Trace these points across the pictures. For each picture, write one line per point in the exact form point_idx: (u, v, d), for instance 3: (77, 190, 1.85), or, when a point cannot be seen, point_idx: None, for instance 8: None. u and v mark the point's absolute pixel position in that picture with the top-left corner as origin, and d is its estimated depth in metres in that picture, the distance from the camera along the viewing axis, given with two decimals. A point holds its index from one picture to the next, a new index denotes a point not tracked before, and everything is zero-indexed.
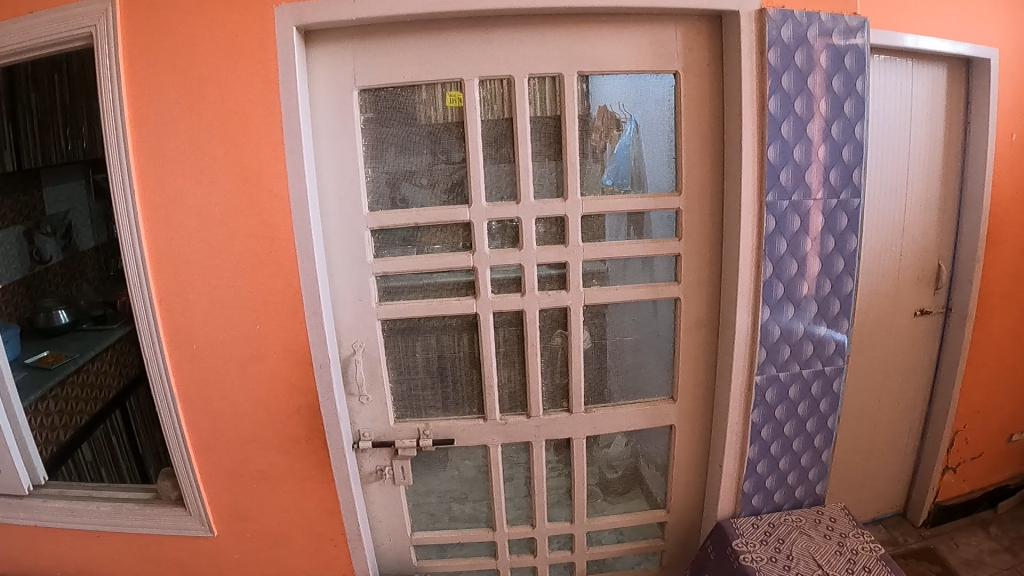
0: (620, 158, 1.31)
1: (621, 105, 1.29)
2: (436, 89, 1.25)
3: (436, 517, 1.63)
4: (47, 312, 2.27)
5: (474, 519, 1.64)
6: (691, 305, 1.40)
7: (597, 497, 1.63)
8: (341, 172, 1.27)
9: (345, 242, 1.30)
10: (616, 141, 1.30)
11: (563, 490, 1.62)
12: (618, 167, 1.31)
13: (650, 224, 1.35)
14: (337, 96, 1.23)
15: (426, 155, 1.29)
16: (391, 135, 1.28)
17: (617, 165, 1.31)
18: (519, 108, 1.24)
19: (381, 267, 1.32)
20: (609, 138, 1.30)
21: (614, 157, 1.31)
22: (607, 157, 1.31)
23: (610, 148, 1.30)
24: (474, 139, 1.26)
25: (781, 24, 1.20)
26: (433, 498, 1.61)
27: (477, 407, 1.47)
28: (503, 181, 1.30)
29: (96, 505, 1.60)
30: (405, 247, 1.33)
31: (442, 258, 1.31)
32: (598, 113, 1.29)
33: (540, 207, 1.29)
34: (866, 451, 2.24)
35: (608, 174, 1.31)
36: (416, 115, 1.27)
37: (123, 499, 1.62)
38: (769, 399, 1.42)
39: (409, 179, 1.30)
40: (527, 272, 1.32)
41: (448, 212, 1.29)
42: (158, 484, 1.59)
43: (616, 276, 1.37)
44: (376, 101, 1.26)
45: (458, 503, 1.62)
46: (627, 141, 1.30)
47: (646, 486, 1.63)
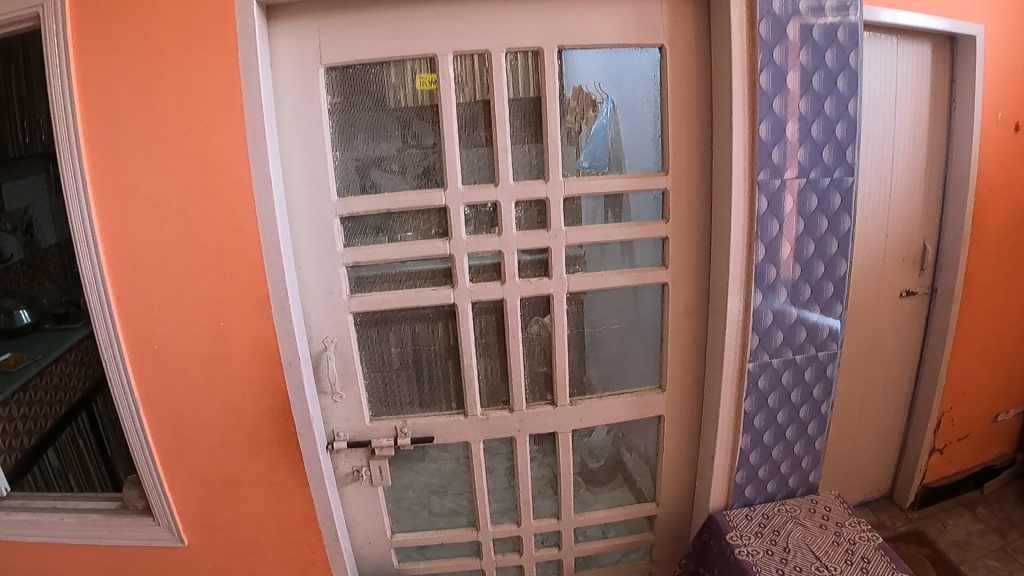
0: (597, 139, 1.23)
1: (597, 85, 1.21)
2: (409, 66, 1.17)
3: (415, 513, 1.56)
4: (8, 312, 2.17)
5: (455, 514, 1.56)
6: (680, 293, 1.33)
7: (580, 488, 1.57)
8: (306, 157, 1.18)
9: (313, 231, 1.21)
10: (592, 122, 1.22)
11: (547, 480, 1.55)
12: (593, 149, 1.24)
13: (632, 207, 1.27)
14: (301, 75, 1.14)
15: (398, 138, 1.20)
16: (360, 116, 1.19)
17: (593, 147, 1.23)
18: (495, 86, 1.17)
19: (352, 257, 1.22)
20: (584, 119, 1.22)
21: (590, 138, 1.23)
22: (584, 137, 1.23)
23: (586, 129, 1.23)
24: (451, 120, 1.18)
25: None
26: (411, 492, 1.53)
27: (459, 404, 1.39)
28: (481, 163, 1.22)
29: (60, 517, 1.52)
30: (376, 235, 1.24)
31: (417, 247, 1.22)
32: (573, 93, 1.21)
33: (519, 190, 1.21)
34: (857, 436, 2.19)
35: (585, 156, 1.24)
36: (387, 94, 1.18)
37: (88, 510, 1.54)
38: (761, 387, 1.37)
39: (380, 164, 1.21)
40: (506, 259, 1.23)
41: (424, 197, 1.20)
42: (124, 492, 1.51)
43: (600, 262, 1.29)
44: (344, 80, 1.17)
45: (437, 497, 1.54)
46: (603, 122, 1.23)
47: (634, 475, 1.57)
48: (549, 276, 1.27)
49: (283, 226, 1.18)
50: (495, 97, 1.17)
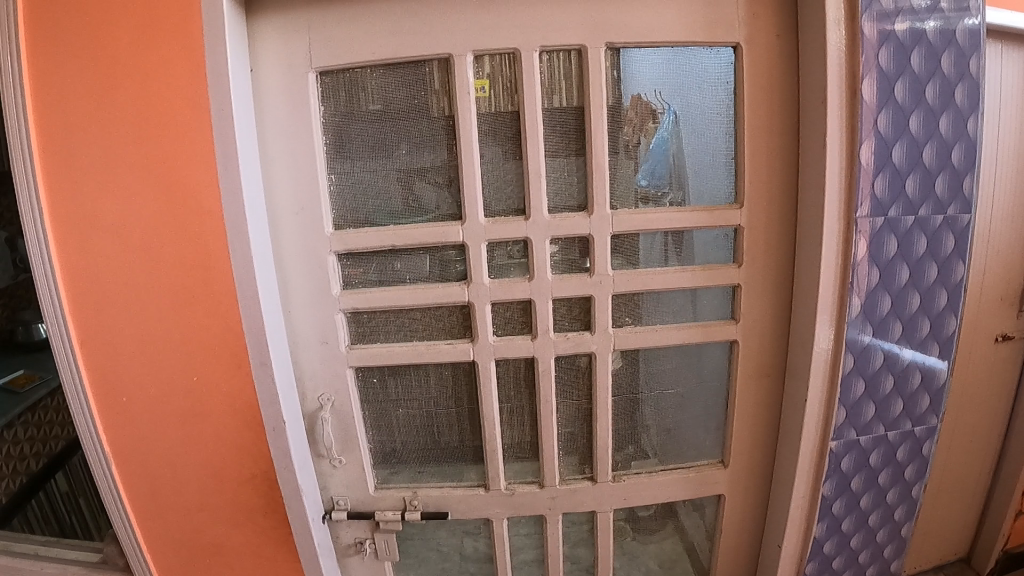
0: (656, 155, 1.00)
1: (658, 93, 0.98)
2: (419, 71, 0.95)
3: (445, 556, 1.28)
4: (27, 325, 2.02)
5: (486, 561, 1.28)
6: (751, 352, 1.09)
7: (627, 535, 1.28)
8: (296, 180, 0.96)
9: (304, 271, 0.99)
10: (652, 135, 0.99)
11: (585, 527, 1.25)
12: (653, 166, 1.00)
13: (696, 246, 1.03)
14: (289, 81, 0.94)
15: (407, 157, 0.98)
16: (362, 130, 0.97)
17: (652, 164, 1.00)
18: (526, 95, 0.93)
19: (350, 302, 1.00)
20: (643, 132, 0.99)
21: (649, 154, 1.00)
22: (642, 153, 1.00)
23: (645, 143, 0.99)
24: (473, 134, 0.94)
25: None
26: (442, 531, 1.25)
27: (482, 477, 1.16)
28: (511, 186, 0.98)
29: (38, 568, 1.32)
30: (384, 275, 1.01)
31: (428, 292, 0.99)
32: (624, 105, 0.98)
33: (558, 224, 0.96)
34: (956, 531, 1.76)
35: (644, 172, 1.00)
36: (394, 104, 0.96)
37: (69, 562, 1.34)
38: (844, 468, 1.13)
39: (387, 189, 0.99)
40: (539, 309, 0.99)
41: (439, 231, 0.96)
42: (104, 546, 1.30)
43: (654, 313, 1.05)
44: (340, 87, 0.96)
45: (471, 538, 1.26)
46: (664, 136, 0.99)
47: (685, 523, 1.28)
48: (591, 332, 1.02)
49: (269, 265, 0.96)
50: (526, 106, 0.94)
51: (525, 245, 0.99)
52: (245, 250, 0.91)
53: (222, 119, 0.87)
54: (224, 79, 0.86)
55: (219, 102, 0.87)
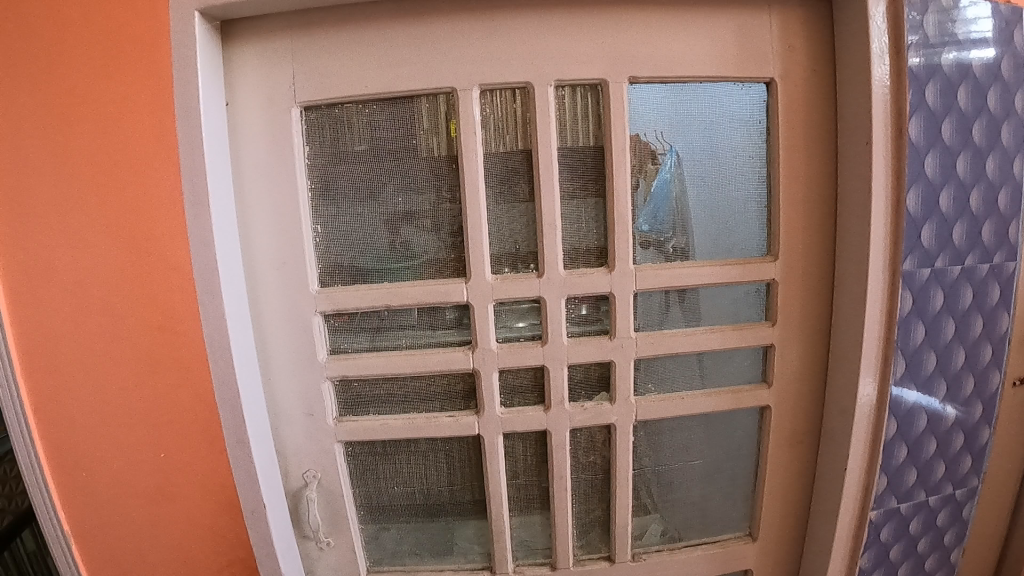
0: (659, 199, 0.86)
1: (659, 133, 0.85)
2: (419, 108, 0.82)
3: None
4: None
5: None
6: (785, 412, 0.98)
7: None
8: (276, 232, 0.83)
9: (288, 333, 0.86)
10: (651, 178, 0.86)
11: None
12: (653, 210, 0.86)
13: (708, 303, 0.90)
14: (269, 117, 0.80)
15: (400, 205, 0.85)
16: (350, 174, 0.83)
17: (653, 208, 0.86)
18: (541, 133, 0.79)
19: (338, 368, 0.87)
20: (644, 173, 0.85)
21: (651, 198, 0.86)
22: (641, 196, 0.86)
23: (645, 187, 0.86)
24: (479, 178, 0.81)
25: (922, 14, 0.81)
26: None
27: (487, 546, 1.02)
28: (524, 233, 0.84)
29: None
30: (375, 339, 0.87)
31: (426, 358, 0.84)
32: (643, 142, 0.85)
33: (575, 282, 0.81)
34: None
35: (644, 216, 0.86)
36: (387, 145, 0.83)
37: None
38: (883, 541, 1.04)
39: (375, 242, 0.85)
40: (553, 377, 0.85)
41: (440, 289, 0.82)
42: None
43: (678, 378, 0.92)
44: (325, 125, 0.82)
45: None
46: (666, 178, 0.86)
47: None
48: (612, 401, 0.88)
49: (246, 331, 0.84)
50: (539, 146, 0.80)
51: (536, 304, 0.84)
52: (219, 320, 0.78)
53: (191, 169, 0.73)
54: (193, 122, 0.73)
55: (187, 149, 0.73)
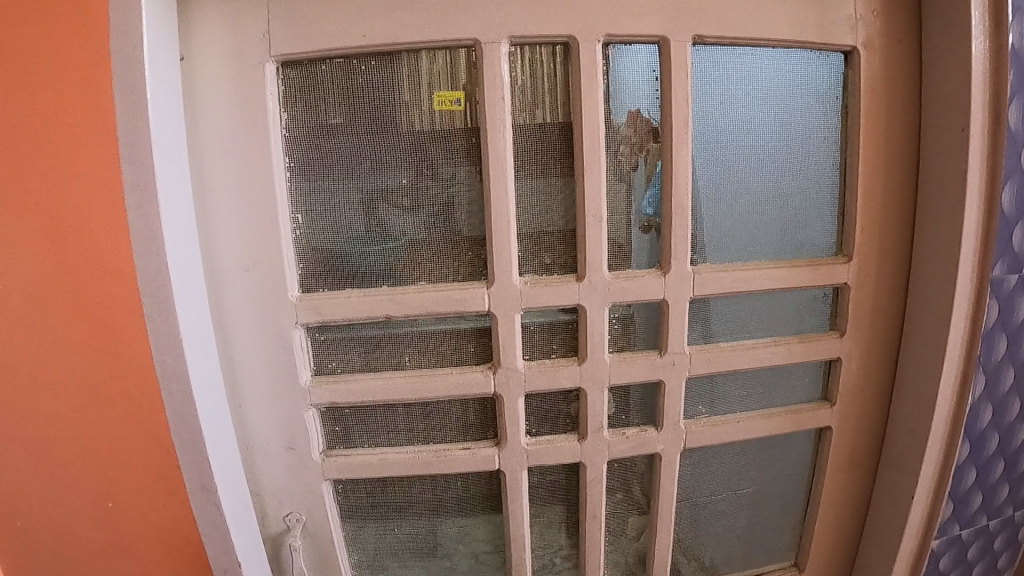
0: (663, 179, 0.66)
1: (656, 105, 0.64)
2: (421, 67, 0.65)
3: None
4: None
5: None
6: (849, 422, 0.84)
7: None
8: (246, 225, 0.67)
9: (260, 349, 0.70)
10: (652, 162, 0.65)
11: None
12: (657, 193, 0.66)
13: (740, 318, 0.73)
14: (237, 78, 0.64)
15: (388, 189, 0.68)
16: (329, 146, 0.67)
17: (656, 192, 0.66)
18: (583, 101, 0.61)
19: (325, 395, 0.71)
20: (641, 154, 0.65)
21: (653, 182, 0.65)
22: (638, 185, 0.65)
23: (644, 171, 0.65)
24: (505, 163, 0.62)
25: None
26: None
27: (476, 544, 0.83)
28: (559, 226, 0.66)
29: None
30: (368, 360, 0.71)
31: (435, 383, 0.69)
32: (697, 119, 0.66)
33: (620, 288, 0.65)
34: None
35: (647, 201, 0.66)
36: (378, 111, 0.66)
37: None
38: (943, 569, 0.96)
39: (355, 233, 0.69)
40: (590, 401, 0.70)
41: (454, 297, 0.65)
42: None
43: (732, 398, 0.78)
44: (305, 85, 0.66)
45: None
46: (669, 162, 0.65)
47: None
48: (656, 428, 0.74)
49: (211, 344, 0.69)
50: (580, 120, 0.61)
51: (572, 314, 0.68)
52: (173, 336, 0.62)
53: (133, 147, 0.57)
54: (137, 85, 0.57)
55: (128, 122, 0.57)
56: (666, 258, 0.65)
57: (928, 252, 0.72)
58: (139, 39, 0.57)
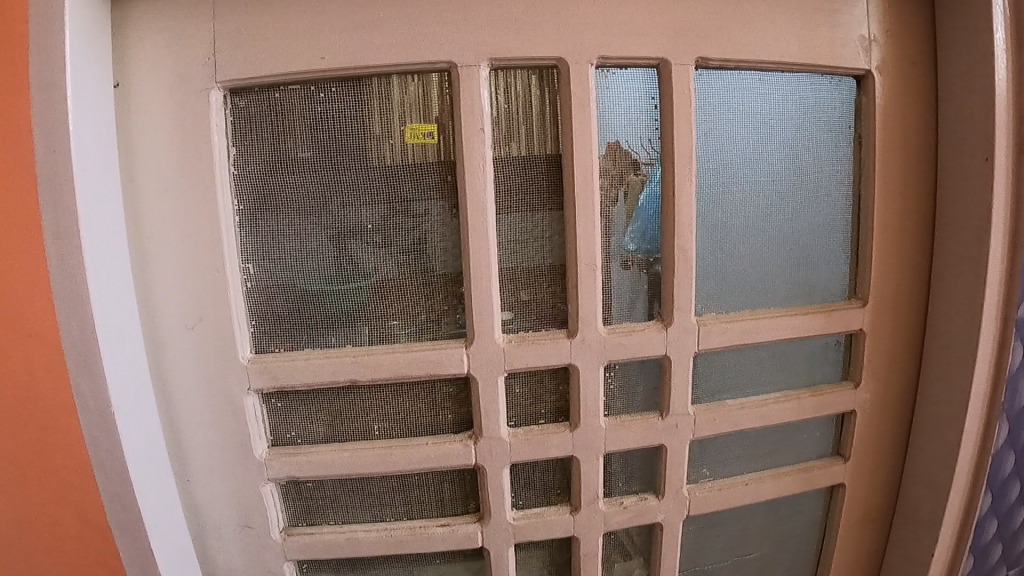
0: (647, 214, 0.57)
1: (641, 132, 0.56)
2: (388, 94, 0.57)
3: None
4: None
5: None
6: (863, 473, 0.75)
7: None
8: (190, 275, 0.58)
9: (207, 416, 0.61)
10: (633, 194, 0.56)
11: None
12: (642, 228, 0.57)
13: (749, 370, 0.65)
14: (175, 107, 0.55)
15: (360, 226, 0.59)
16: (287, 183, 0.58)
17: (641, 226, 0.57)
18: (573, 134, 0.53)
19: (284, 469, 0.62)
20: (623, 187, 0.56)
21: (636, 218, 0.57)
22: (619, 221, 0.57)
23: (625, 206, 0.57)
24: (486, 203, 0.54)
25: None
26: None
27: None
28: (541, 270, 0.57)
29: None
30: (332, 429, 0.63)
31: (408, 453, 0.61)
32: (700, 149, 0.59)
33: (616, 346, 0.57)
34: None
35: (629, 236, 0.57)
36: (341, 142, 0.57)
37: None
38: None
39: (317, 280, 0.60)
40: (586, 471, 0.61)
41: (427, 359, 0.56)
42: None
43: (739, 457, 0.69)
44: (256, 114, 0.57)
45: None
46: (653, 195, 0.57)
47: None
48: (657, 496, 0.65)
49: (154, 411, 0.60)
50: (570, 154, 0.53)
51: (563, 373, 0.59)
52: (103, 408, 0.53)
53: (50, 187, 0.49)
54: (58, 115, 0.48)
55: (46, 159, 0.48)
56: (669, 309, 0.58)
57: (953, 293, 0.64)
58: (62, 63, 0.48)
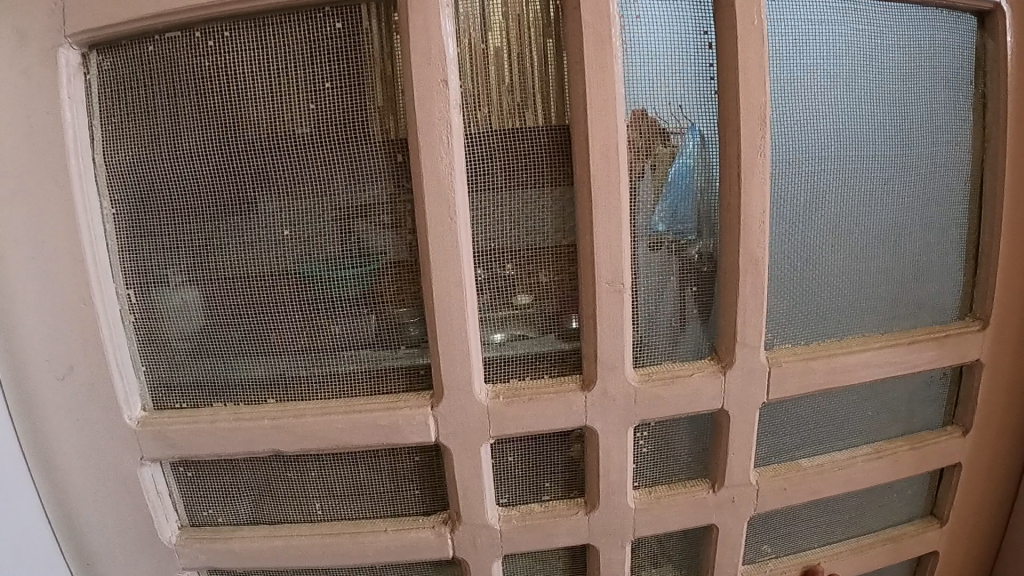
0: (681, 190, 0.39)
1: (674, 79, 0.37)
2: (321, 38, 0.37)
3: None
4: None
5: None
6: (962, 539, 0.56)
7: None
8: (49, 310, 0.39)
9: (99, 493, 0.44)
10: (665, 166, 0.38)
11: None
12: (674, 206, 0.39)
13: (828, 415, 0.47)
14: (5, 71, 0.36)
15: (345, 200, 0.39)
16: (189, 178, 0.39)
17: (673, 205, 0.39)
18: (585, 88, 0.34)
19: (200, 558, 0.46)
20: (649, 159, 0.38)
21: (666, 195, 0.38)
22: (645, 200, 0.38)
23: (651, 182, 0.38)
24: (457, 201, 0.35)
25: None
26: None
27: None
28: (542, 291, 0.39)
29: None
30: (259, 503, 0.45)
31: (360, 543, 0.44)
32: (773, 121, 0.40)
33: (651, 398, 0.39)
34: None
35: (658, 216, 0.39)
36: (261, 115, 0.38)
37: None
38: None
39: (245, 314, 0.41)
40: (606, 563, 0.44)
41: (377, 425, 0.40)
42: None
43: (812, 529, 0.52)
44: (142, 71, 0.38)
45: None
46: (687, 168, 0.38)
47: None
48: None
49: (28, 490, 0.43)
50: (581, 117, 0.35)
51: (580, 437, 0.41)
52: None
53: None
54: None
55: None
56: (728, 343, 0.40)
57: None
58: None
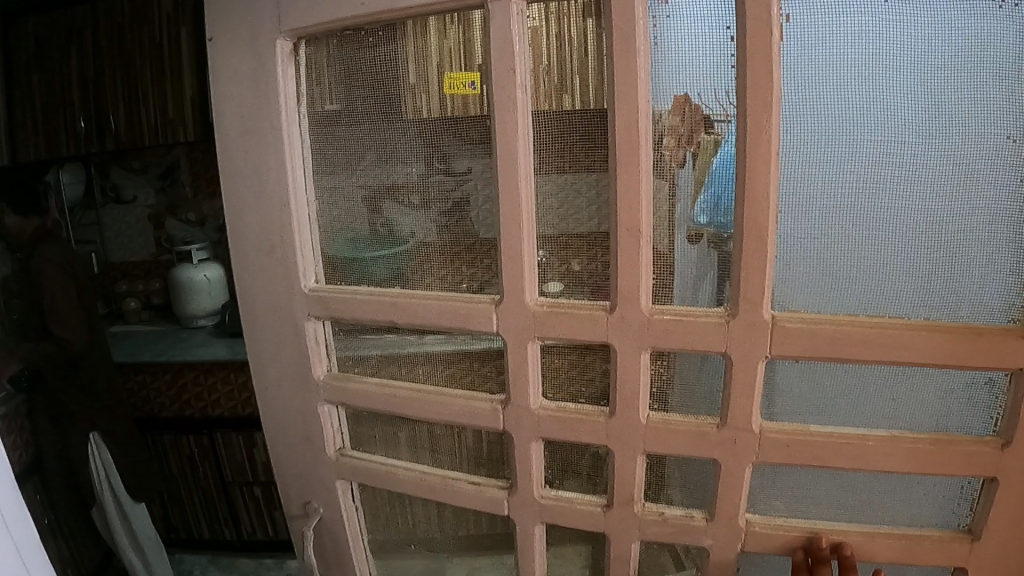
0: (725, 182, 0.47)
1: (720, 79, 0.45)
2: (421, 48, 0.51)
3: None
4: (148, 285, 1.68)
5: None
6: None
7: None
8: (263, 214, 0.58)
9: (278, 337, 0.62)
10: (714, 159, 0.46)
11: None
12: (717, 197, 0.47)
13: (848, 396, 0.53)
14: (244, 44, 0.54)
15: (395, 185, 0.55)
16: (326, 149, 0.57)
17: (716, 194, 0.47)
18: (619, 85, 0.45)
19: (336, 395, 0.62)
20: (693, 146, 0.46)
21: (709, 185, 0.47)
22: (687, 187, 0.48)
23: (694, 171, 0.47)
24: (520, 160, 0.49)
25: None
26: None
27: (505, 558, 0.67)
28: (591, 235, 0.50)
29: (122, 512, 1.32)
30: (380, 363, 0.61)
31: (437, 404, 0.58)
32: (792, 115, 0.45)
33: (661, 331, 0.49)
34: None
35: (701, 206, 0.48)
36: (367, 112, 0.54)
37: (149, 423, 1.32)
38: None
39: (356, 231, 0.58)
40: (618, 465, 0.55)
41: (458, 311, 0.54)
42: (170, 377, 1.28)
43: (829, 499, 0.58)
44: (329, 66, 0.55)
45: None
46: (730, 154, 0.46)
47: None
48: (706, 518, 0.56)
49: None
50: (618, 102, 0.45)
51: (606, 354, 0.52)
52: None
53: None
54: None
55: None
56: (736, 298, 0.48)
57: None
58: None
